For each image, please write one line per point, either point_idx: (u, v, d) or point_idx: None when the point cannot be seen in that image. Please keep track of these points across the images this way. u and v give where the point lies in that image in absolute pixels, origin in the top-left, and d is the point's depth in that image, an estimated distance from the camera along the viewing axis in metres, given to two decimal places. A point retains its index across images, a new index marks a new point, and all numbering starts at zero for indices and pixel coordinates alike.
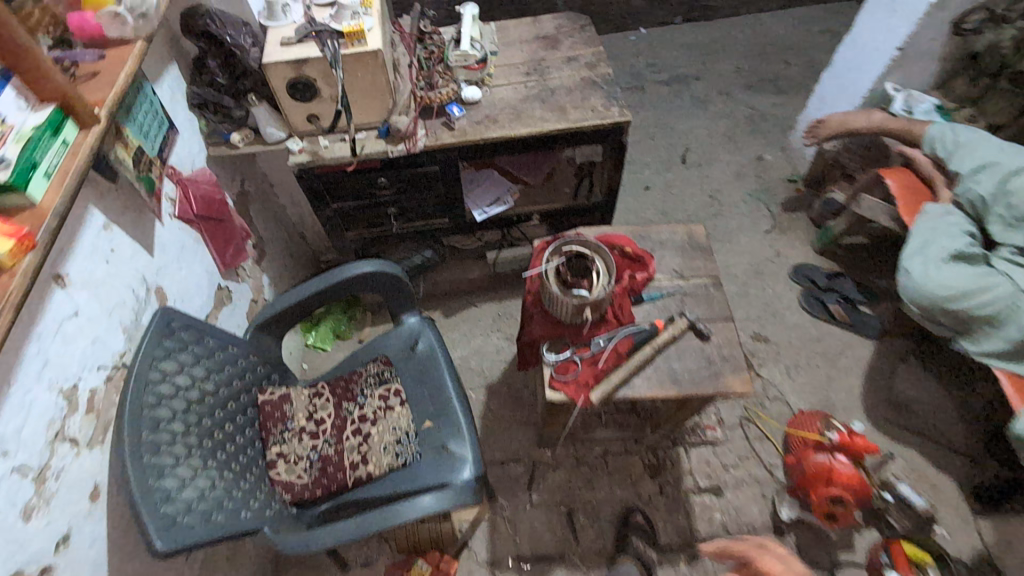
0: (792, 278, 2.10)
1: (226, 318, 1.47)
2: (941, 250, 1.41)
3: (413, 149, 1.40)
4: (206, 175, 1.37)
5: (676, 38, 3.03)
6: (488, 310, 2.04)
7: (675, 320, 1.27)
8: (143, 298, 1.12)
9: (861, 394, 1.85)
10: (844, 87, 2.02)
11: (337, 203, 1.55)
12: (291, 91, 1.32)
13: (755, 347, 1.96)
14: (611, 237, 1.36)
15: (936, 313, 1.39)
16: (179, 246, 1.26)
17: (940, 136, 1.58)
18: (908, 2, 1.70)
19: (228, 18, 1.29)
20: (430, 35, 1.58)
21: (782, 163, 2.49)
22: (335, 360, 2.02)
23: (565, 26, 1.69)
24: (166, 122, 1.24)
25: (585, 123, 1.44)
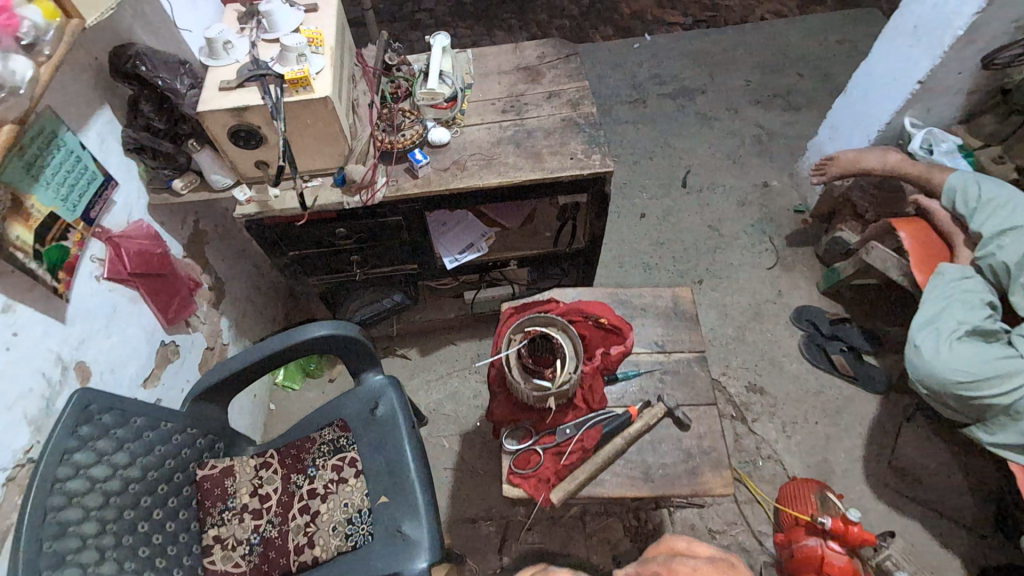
0: (792, 321, 1.95)
1: (171, 376, 1.36)
2: (954, 325, 1.28)
3: (371, 202, 1.27)
4: (141, 228, 1.24)
5: (682, 47, 2.81)
6: (467, 349, 1.88)
7: (652, 406, 1.15)
8: (58, 380, 1.02)
9: (863, 456, 1.70)
10: (858, 118, 1.85)
11: (293, 251, 1.43)
12: (233, 138, 1.19)
13: (749, 399, 1.81)
14: (587, 304, 1.23)
15: (946, 396, 1.25)
16: (108, 311, 1.16)
17: (963, 188, 1.45)
18: (932, 32, 1.53)
19: (163, 58, 1.15)
20: (397, 67, 1.45)
21: (789, 191, 2.29)
22: (305, 400, 1.88)
23: (549, 56, 1.55)
24: (98, 176, 1.13)
25: (561, 174, 1.30)
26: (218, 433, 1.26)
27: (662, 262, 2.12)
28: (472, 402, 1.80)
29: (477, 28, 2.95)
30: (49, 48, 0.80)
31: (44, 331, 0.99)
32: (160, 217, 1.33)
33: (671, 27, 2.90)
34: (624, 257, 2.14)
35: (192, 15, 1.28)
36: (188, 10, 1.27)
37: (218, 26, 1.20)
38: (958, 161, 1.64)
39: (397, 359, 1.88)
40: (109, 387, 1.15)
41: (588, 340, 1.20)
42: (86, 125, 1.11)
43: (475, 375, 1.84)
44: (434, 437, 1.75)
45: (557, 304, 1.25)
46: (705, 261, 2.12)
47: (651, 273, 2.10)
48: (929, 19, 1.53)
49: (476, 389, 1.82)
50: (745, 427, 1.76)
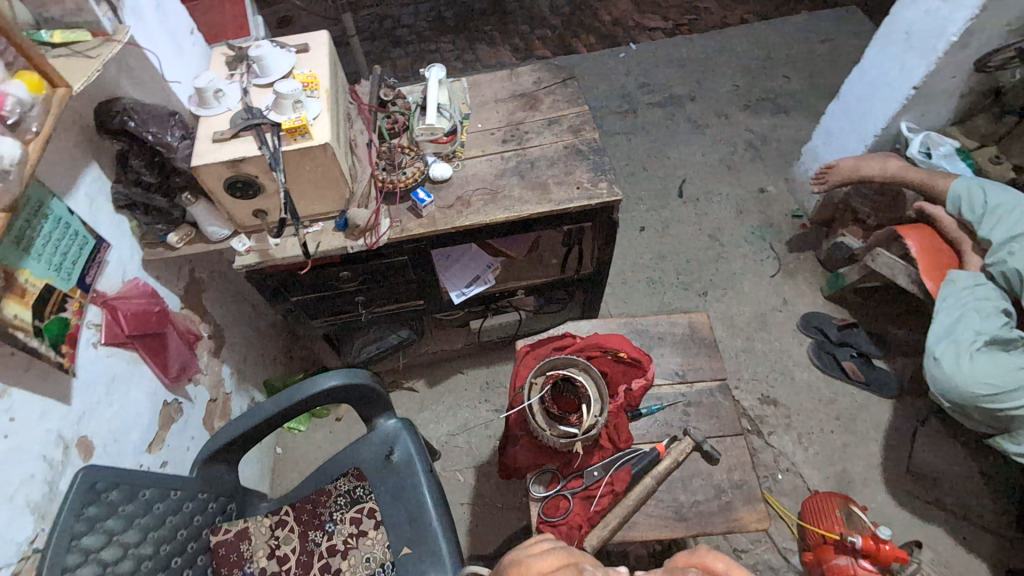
0: (800, 329, 1.92)
1: (176, 435, 1.31)
2: (972, 335, 1.30)
3: (375, 245, 1.23)
4: (138, 286, 1.19)
5: (668, 54, 2.76)
6: (475, 378, 1.84)
7: (678, 440, 1.11)
8: (61, 460, 0.97)
9: (881, 463, 1.68)
10: (853, 123, 1.84)
11: (296, 296, 1.39)
12: (230, 190, 1.14)
13: (764, 412, 1.78)
14: (605, 338, 1.20)
15: (968, 408, 1.30)
16: (108, 378, 1.10)
17: (967, 194, 1.46)
18: (925, 39, 1.53)
19: (152, 110, 1.10)
20: (393, 102, 1.43)
21: (786, 196, 2.26)
22: (313, 441, 1.82)
23: (545, 81, 1.53)
24: (89, 239, 1.08)
25: (570, 205, 1.27)
26: (230, 493, 1.15)
27: (665, 275, 2.08)
28: (484, 432, 1.74)
29: (457, 43, 2.89)
30: (36, 124, 0.79)
31: (45, 410, 0.95)
32: (155, 271, 1.28)
33: (654, 34, 2.87)
34: (626, 273, 2.10)
35: (179, 64, 1.21)
36: (175, 59, 1.19)
37: (207, 75, 1.16)
38: (957, 164, 1.64)
39: (404, 392, 1.83)
40: (112, 458, 1.10)
41: (610, 377, 1.17)
42: (74, 186, 1.06)
43: (484, 404, 1.79)
44: (447, 473, 1.69)
45: (573, 340, 1.22)
46: (708, 272, 2.08)
47: (655, 287, 2.06)
48: (921, 26, 1.53)
49: (487, 418, 1.77)
50: (762, 441, 1.73)
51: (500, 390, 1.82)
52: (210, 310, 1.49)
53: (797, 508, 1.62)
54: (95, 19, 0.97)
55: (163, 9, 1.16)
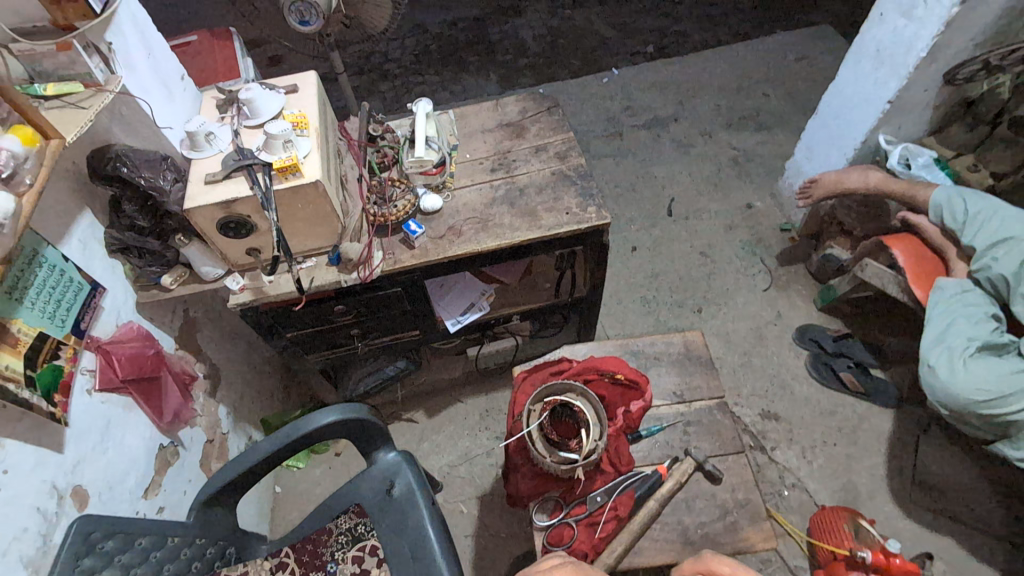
0: (795, 342, 1.93)
1: (172, 480, 1.29)
2: (965, 342, 1.31)
3: (369, 277, 1.24)
4: (131, 330, 1.19)
5: (649, 77, 2.83)
6: (474, 406, 1.83)
7: (679, 460, 1.15)
8: (55, 511, 0.95)
9: (886, 474, 1.67)
10: (833, 138, 1.88)
11: (291, 332, 1.39)
12: (222, 231, 1.15)
13: (766, 427, 1.78)
14: (601, 360, 1.20)
15: (967, 415, 1.30)
16: (102, 425, 1.09)
17: (948, 203, 1.48)
18: (896, 55, 1.58)
19: (144, 155, 1.12)
20: (382, 136, 1.45)
21: (773, 210, 2.29)
22: (312, 478, 1.79)
23: (530, 109, 1.56)
24: (84, 285, 1.08)
25: (560, 230, 1.29)
26: (227, 537, 1.12)
27: (659, 294, 2.10)
28: (486, 460, 1.72)
29: (443, 75, 2.96)
30: (30, 176, 0.81)
31: (39, 460, 0.94)
32: (149, 314, 1.28)
33: (635, 58, 2.95)
34: (620, 293, 2.11)
35: (171, 109, 1.22)
36: (167, 103, 1.21)
37: (198, 119, 1.18)
38: (937, 174, 1.67)
39: (403, 424, 1.82)
40: (107, 507, 1.08)
41: (608, 400, 1.17)
42: (67, 233, 1.08)
43: (484, 432, 1.78)
44: (450, 505, 1.66)
45: (570, 364, 1.22)
46: (701, 288, 2.10)
47: (650, 306, 2.07)
48: (891, 43, 1.58)
49: (488, 446, 1.75)
50: (766, 456, 1.73)
51: (500, 416, 1.80)
52: (205, 349, 1.48)
53: (805, 524, 1.61)
54: (86, 70, 0.99)
55: (154, 55, 1.17)
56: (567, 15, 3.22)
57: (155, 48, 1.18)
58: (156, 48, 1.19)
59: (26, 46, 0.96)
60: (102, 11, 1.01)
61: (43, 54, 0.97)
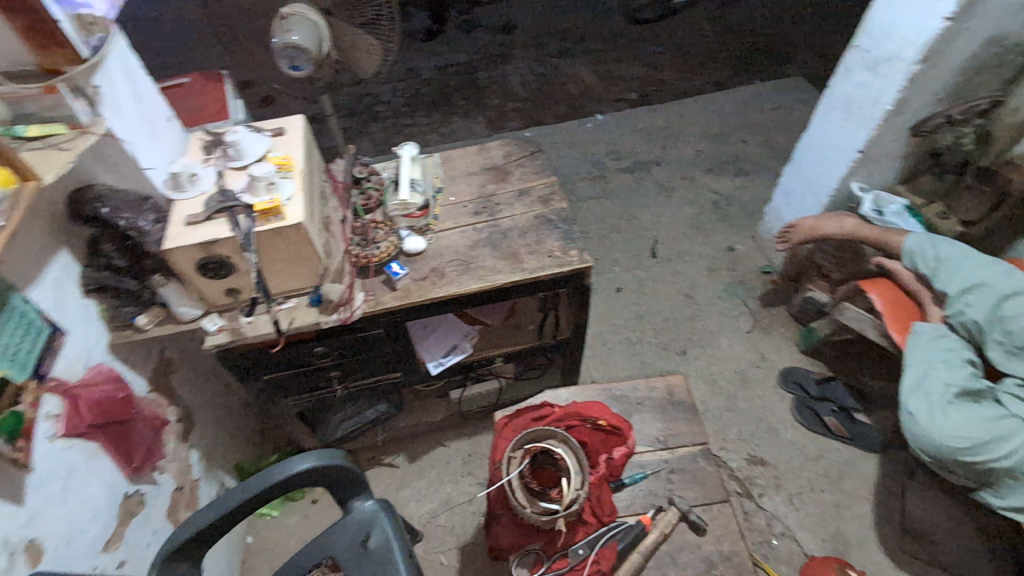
0: (779, 385, 1.93)
1: (136, 531, 1.22)
2: (944, 388, 1.31)
3: (349, 318, 1.23)
4: (102, 372, 1.16)
5: (632, 122, 2.91)
6: (457, 450, 1.79)
7: (664, 511, 1.12)
8: (5, 567, 0.89)
9: (874, 522, 1.65)
10: (809, 185, 1.93)
11: (269, 374, 1.36)
12: (201, 271, 1.14)
13: (752, 473, 1.75)
14: (583, 406, 1.19)
15: (949, 462, 1.29)
16: (63, 472, 1.04)
17: (919, 248, 1.51)
18: (863, 108, 1.65)
19: (126, 196, 1.12)
20: (367, 178, 1.46)
21: (754, 253, 2.33)
22: (287, 528, 1.73)
23: (514, 153, 1.59)
24: (46, 327, 1.04)
25: (542, 273, 1.29)
26: None
27: (644, 335, 2.10)
28: (468, 508, 1.67)
29: (431, 117, 3.03)
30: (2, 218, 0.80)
31: None
32: (121, 355, 1.25)
33: (618, 104, 3.05)
34: (605, 334, 2.11)
35: (158, 150, 1.21)
36: (153, 145, 1.21)
37: (183, 159, 1.18)
38: (908, 221, 1.71)
39: (384, 469, 1.77)
40: (63, 562, 1.01)
41: (590, 447, 1.15)
42: (40, 274, 1.05)
43: (467, 478, 1.73)
44: (429, 556, 1.60)
45: (552, 409, 1.20)
46: (686, 331, 2.11)
47: (635, 348, 2.07)
48: (858, 96, 1.66)
49: (471, 493, 1.70)
50: (754, 504, 1.69)
51: (483, 461, 1.77)
52: (179, 391, 1.44)
53: None
54: (71, 113, 1.01)
55: (141, 98, 1.18)
56: (553, 63, 3.35)
57: (142, 90, 1.19)
58: (145, 90, 1.20)
59: (13, 89, 0.97)
60: (92, 56, 1.02)
61: (29, 97, 0.97)
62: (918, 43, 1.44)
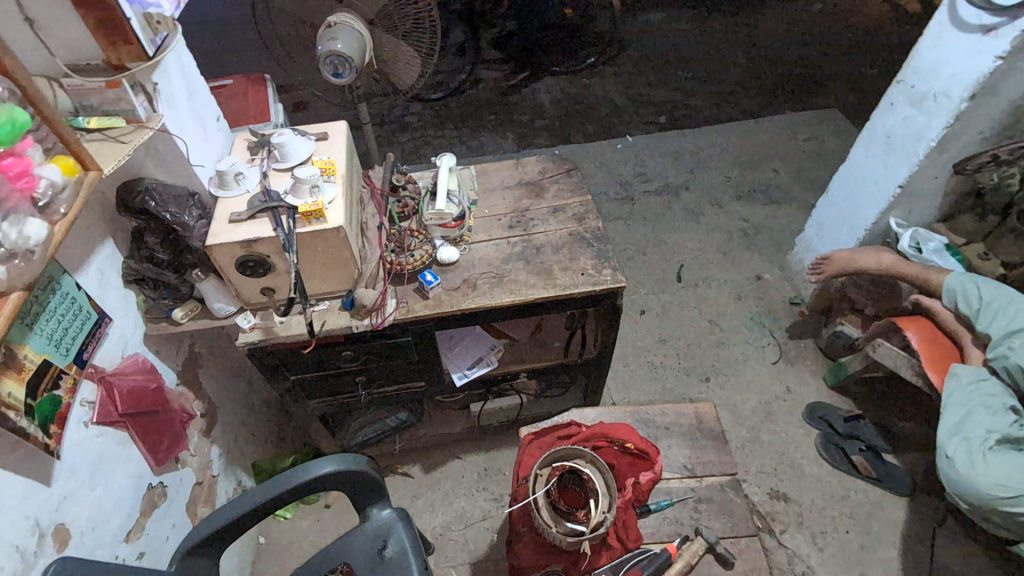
0: (805, 420, 1.89)
1: (156, 523, 1.23)
2: (984, 434, 1.27)
3: (380, 325, 1.23)
4: (137, 362, 1.18)
5: (662, 146, 2.92)
6: (473, 464, 1.77)
7: (690, 540, 1.08)
8: (33, 551, 0.90)
9: (900, 569, 1.59)
10: (844, 217, 1.91)
11: (296, 375, 1.37)
12: (241, 269, 1.16)
13: (774, 508, 1.70)
14: (610, 427, 1.17)
15: (988, 511, 1.24)
16: (93, 460, 1.05)
17: (962, 288, 1.48)
18: (906, 142, 1.63)
19: (173, 191, 1.14)
20: (404, 186, 1.48)
21: (782, 283, 2.30)
22: (299, 531, 1.72)
23: (550, 169, 1.60)
24: (93, 314, 1.07)
25: (576, 290, 1.29)
26: None
27: (667, 360, 2.07)
28: (481, 524, 1.65)
29: (462, 131, 3.07)
30: (64, 206, 0.83)
31: (25, 495, 0.89)
32: (155, 346, 1.26)
33: (648, 127, 3.06)
34: (627, 356, 2.09)
35: (205, 148, 1.24)
36: (202, 143, 1.24)
37: (230, 159, 1.21)
38: (948, 260, 1.68)
39: (399, 478, 1.75)
40: (88, 550, 1.02)
41: (617, 470, 1.14)
42: (87, 262, 1.08)
43: (482, 493, 1.71)
44: (441, 570, 1.57)
45: (579, 429, 1.19)
46: (710, 358, 2.07)
47: (657, 372, 2.04)
48: (901, 131, 1.64)
49: (485, 509, 1.68)
50: (775, 540, 1.65)
51: (500, 477, 1.75)
52: (205, 386, 1.45)
53: None
54: (131, 108, 1.02)
55: (194, 97, 1.21)
56: (584, 83, 3.38)
57: (195, 90, 1.22)
58: (198, 90, 1.23)
59: (78, 81, 1.00)
60: (155, 54, 1.05)
61: (92, 90, 1.00)
62: (967, 80, 1.43)
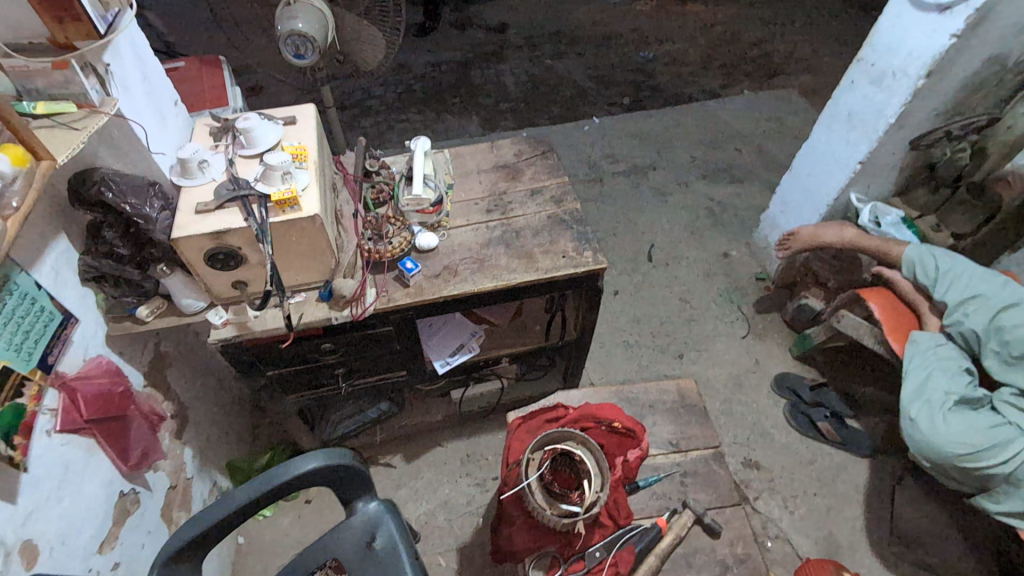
0: (774, 390, 1.96)
1: (130, 530, 1.17)
2: (943, 396, 1.35)
3: (361, 315, 1.20)
4: (100, 364, 1.11)
5: (628, 127, 2.93)
6: (456, 451, 1.77)
7: (678, 514, 1.13)
8: (1, 569, 0.84)
9: (864, 526, 1.69)
10: (807, 194, 1.97)
11: (271, 370, 1.32)
12: (210, 262, 1.10)
13: (748, 476, 1.78)
14: (597, 408, 1.18)
15: (948, 467, 1.33)
16: (59, 470, 0.99)
17: (920, 259, 1.55)
18: (866, 119, 1.69)
19: (132, 180, 1.07)
20: (378, 172, 1.44)
21: (748, 260, 2.37)
22: (280, 528, 1.68)
23: (524, 152, 1.58)
24: (56, 315, 1.02)
25: (558, 273, 1.29)
26: None
27: (641, 339, 2.11)
28: (467, 509, 1.65)
29: (426, 114, 3.00)
30: (16, 200, 0.77)
31: None
32: (118, 347, 1.20)
33: (613, 108, 3.07)
34: (603, 337, 2.12)
35: (164, 135, 1.17)
36: (160, 129, 1.16)
37: (192, 146, 1.14)
38: (904, 232, 1.77)
39: (381, 469, 1.73)
40: (59, 564, 0.97)
41: (606, 449, 1.15)
42: (41, 259, 1.01)
43: (466, 479, 1.71)
44: (428, 558, 1.57)
45: (566, 411, 1.19)
46: (682, 335, 2.12)
47: (632, 351, 2.08)
48: (861, 108, 1.69)
49: (470, 494, 1.68)
50: (750, 507, 1.72)
51: (483, 462, 1.75)
52: (173, 387, 1.39)
53: None
54: (82, 91, 0.95)
55: (149, 78, 1.13)
56: (548, 64, 3.35)
57: (149, 71, 1.14)
58: (152, 71, 1.14)
59: (20, 62, 0.91)
60: (106, 32, 0.96)
61: (38, 72, 0.93)
62: (924, 59, 1.48)
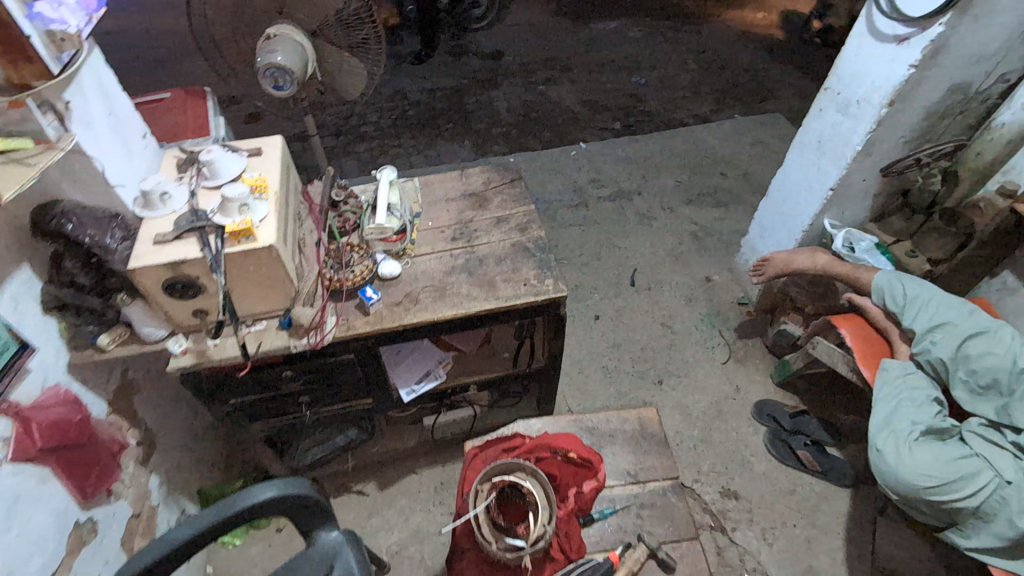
0: (753, 418, 1.94)
1: (85, 561, 1.17)
2: (910, 426, 1.33)
3: (320, 342, 1.21)
4: (57, 394, 1.12)
5: (615, 151, 2.96)
6: (429, 478, 1.75)
7: (631, 549, 1.11)
8: None
9: (845, 559, 1.64)
10: (784, 219, 1.98)
11: (234, 398, 1.33)
12: (168, 292, 1.12)
13: (725, 506, 1.75)
14: (554, 437, 1.18)
15: (916, 501, 1.29)
16: (8, 500, 0.99)
17: (889, 285, 1.54)
18: (835, 146, 1.70)
19: (93, 212, 1.11)
20: (345, 202, 1.46)
21: (730, 284, 2.36)
22: (249, 557, 1.67)
23: (493, 180, 1.60)
24: (13, 344, 1.03)
25: (517, 301, 1.29)
26: None
27: (621, 364, 2.10)
28: (437, 539, 1.63)
29: (418, 140, 3.05)
30: None
31: None
32: (81, 375, 1.21)
33: (603, 134, 3.10)
34: (582, 362, 2.11)
35: (130, 166, 1.20)
36: (126, 161, 1.19)
37: (156, 179, 1.17)
38: (879, 258, 1.75)
39: (352, 497, 1.72)
40: None
41: (560, 480, 1.14)
42: None
43: (438, 507, 1.69)
44: None
45: (523, 441, 1.19)
46: (663, 360, 2.11)
47: (612, 376, 2.07)
48: (830, 135, 1.71)
49: (440, 523, 1.66)
50: (726, 538, 1.68)
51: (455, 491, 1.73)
52: (139, 414, 1.40)
53: None
54: (38, 127, 0.98)
55: (115, 114, 1.16)
56: (540, 91, 3.41)
57: (116, 106, 1.17)
58: (118, 106, 1.18)
59: None
60: (60, 72, 0.99)
61: None
62: (884, 88, 1.50)
